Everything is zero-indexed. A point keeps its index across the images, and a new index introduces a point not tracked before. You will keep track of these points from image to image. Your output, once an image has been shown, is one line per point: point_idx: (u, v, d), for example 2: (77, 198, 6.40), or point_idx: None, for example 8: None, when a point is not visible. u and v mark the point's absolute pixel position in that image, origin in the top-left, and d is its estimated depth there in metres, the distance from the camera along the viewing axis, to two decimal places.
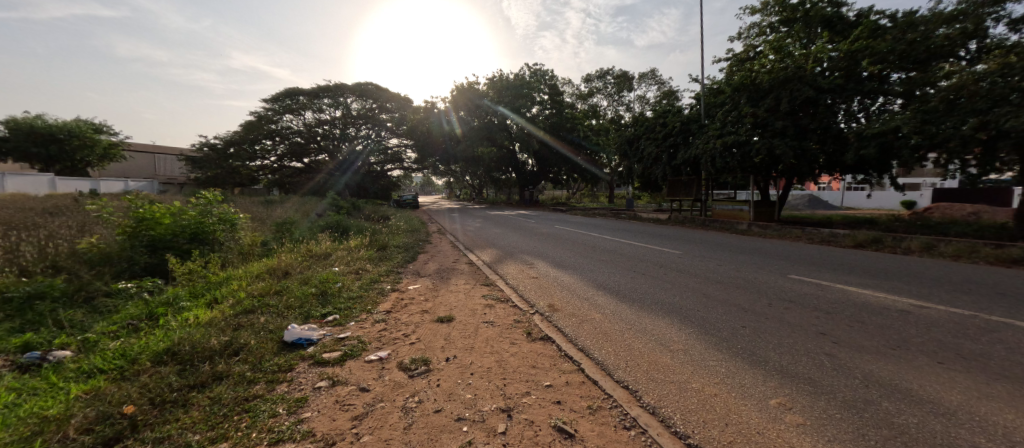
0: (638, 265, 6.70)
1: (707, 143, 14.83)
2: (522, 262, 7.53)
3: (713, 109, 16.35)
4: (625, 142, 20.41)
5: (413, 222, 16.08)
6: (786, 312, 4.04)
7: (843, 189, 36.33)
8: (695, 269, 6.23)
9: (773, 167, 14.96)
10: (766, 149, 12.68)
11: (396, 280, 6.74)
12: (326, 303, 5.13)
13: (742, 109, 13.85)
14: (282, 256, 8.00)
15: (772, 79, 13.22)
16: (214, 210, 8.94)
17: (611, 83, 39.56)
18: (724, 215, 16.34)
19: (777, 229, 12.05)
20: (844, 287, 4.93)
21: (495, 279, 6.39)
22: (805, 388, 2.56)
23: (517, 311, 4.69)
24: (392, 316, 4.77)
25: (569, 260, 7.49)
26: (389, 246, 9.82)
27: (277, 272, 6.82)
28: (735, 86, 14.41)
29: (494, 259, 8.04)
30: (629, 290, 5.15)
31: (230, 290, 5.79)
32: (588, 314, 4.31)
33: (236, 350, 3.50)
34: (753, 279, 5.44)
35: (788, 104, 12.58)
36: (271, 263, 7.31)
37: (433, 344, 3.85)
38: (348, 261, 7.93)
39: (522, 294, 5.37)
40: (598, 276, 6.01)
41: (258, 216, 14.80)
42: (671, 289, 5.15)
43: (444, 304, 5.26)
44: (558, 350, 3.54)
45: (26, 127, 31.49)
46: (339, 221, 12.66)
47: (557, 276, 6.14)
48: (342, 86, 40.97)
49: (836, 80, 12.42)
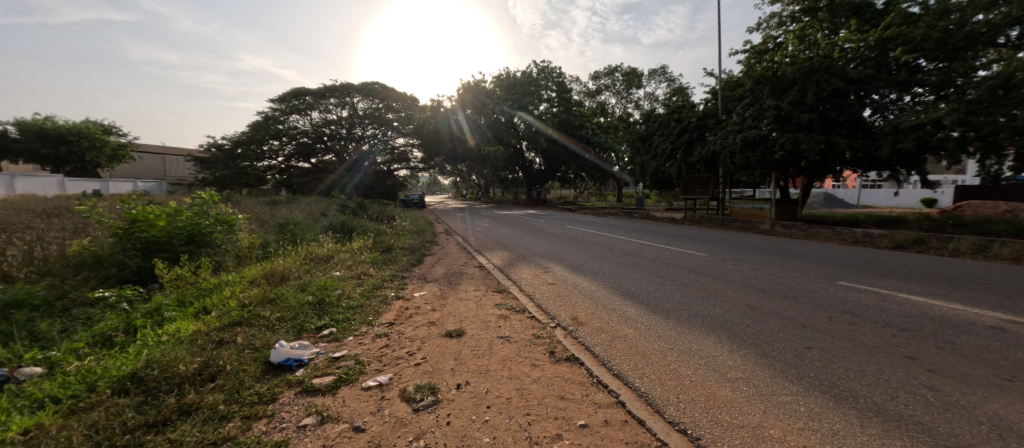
0: (664, 270, 6.13)
1: (726, 139, 14.15)
2: (536, 265, 6.98)
3: (731, 104, 15.66)
4: (637, 139, 19.73)
5: (419, 222, 15.60)
6: (852, 330, 3.47)
7: (859, 187, 35.46)
8: (728, 275, 5.65)
9: (796, 164, 14.25)
10: (791, 144, 11.98)
11: (401, 285, 6.23)
12: (323, 313, 4.63)
13: (764, 102, 13.17)
14: (281, 259, 7.53)
15: (796, 70, 12.54)
16: (211, 210, 8.50)
17: (620, 80, 38.81)
18: (743, 214, 15.65)
19: (804, 229, 11.39)
20: (909, 297, 4.32)
21: (508, 285, 5.86)
22: (921, 439, 1.99)
23: (535, 325, 4.14)
24: (395, 329, 4.25)
25: (586, 263, 6.93)
26: (394, 247, 9.34)
27: (274, 277, 6.34)
28: (756, 79, 13.74)
29: (505, 262, 7.50)
30: (659, 299, 4.60)
31: (222, 299, 5.31)
32: (620, 330, 3.75)
33: (211, 375, 2.98)
34: (800, 287, 4.84)
35: (814, 96, 11.89)
36: (269, 267, 6.84)
37: (442, 366, 3.32)
38: (349, 265, 7.44)
39: (539, 303, 4.83)
40: (623, 282, 5.46)
41: (260, 217, 14.38)
42: (708, 298, 4.59)
43: (453, 315, 4.72)
44: (589, 375, 3.00)
45: (36, 128, 31.53)
46: (343, 221, 12.19)
47: (577, 282, 5.60)
48: (348, 85, 40.73)
49: (866, 70, 11.71)
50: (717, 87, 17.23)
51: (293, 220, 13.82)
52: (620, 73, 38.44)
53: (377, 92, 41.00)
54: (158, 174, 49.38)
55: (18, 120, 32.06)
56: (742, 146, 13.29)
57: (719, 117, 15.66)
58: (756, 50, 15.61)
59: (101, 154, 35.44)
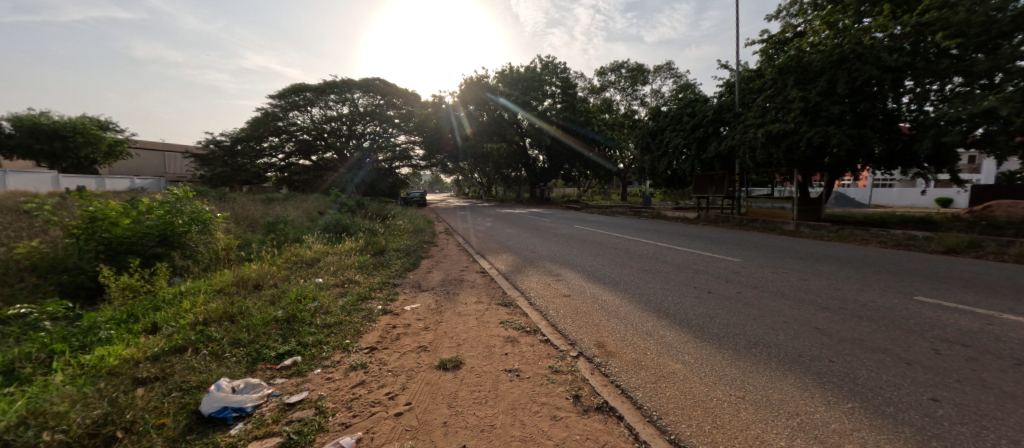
0: (697, 279, 5.28)
1: (746, 133, 13.25)
2: (546, 272, 6.14)
3: (749, 96, 14.75)
4: (648, 134, 18.78)
5: (418, 221, 14.83)
6: (978, 370, 2.62)
7: (871, 186, 34.52)
8: (777, 286, 4.79)
9: (820, 160, 13.31)
10: (820, 138, 11.06)
11: (390, 296, 5.34)
12: (290, 334, 3.78)
13: (789, 93, 12.23)
14: (257, 264, 6.71)
15: (824, 59, 11.62)
16: (185, 208, 7.62)
17: (625, 77, 37.84)
18: (762, 214, 14.70)
19: (835, 230, 10.46)
20: (1021, 320, 3.44)
21: (515, 297, 4.99)
22: None
23: (551, 354, 3.30)
24: (376, 357, 3.40)
25: (604, 270, 6.08)
26: (388, 250, 8.48)
27: (246, 287, 5.53)
28: (779, 69, 12.83)
29: (511, 268, 6.65)
30: (703, 320, 3.75)
31: (177, 313, 4.48)
32: (665, 365, 2.88)
33: (104, 442, 2.17)
34: (873, 305, 3.98)
35: (845, 86, 10.97)
36: (243, 273, 6.03)
37: (431, 420, 2.45)
38: (336, 270, 6.61)
39: (555, 323, 3.98)
40: (651, 295, 4.62)
41: (251, 215, 13.55)
42: (764, 319, 3.72)
43: (450, 337, 3.86)
44: (634, 438, 2.14)
45: (30, 123, 30.80)
46: (337, 221, 11.39)
47: (597, 294, 4.76)
48: (349, 81, 39.94)
49: (902, 58, 10.77)
50: (733, 80, 16.29)
51: (284, 219, 12.98)
52: (625, 69, 37.48)
53: (378, 88, 40.11)
54: (159, 170, 48.85)
55: (11, 115, 31.35)
56: (764, 140, 12.38)
57: (737, 110, 14.72)
58: (775, 40, 14.70)
59: (97, 150, 34.74)
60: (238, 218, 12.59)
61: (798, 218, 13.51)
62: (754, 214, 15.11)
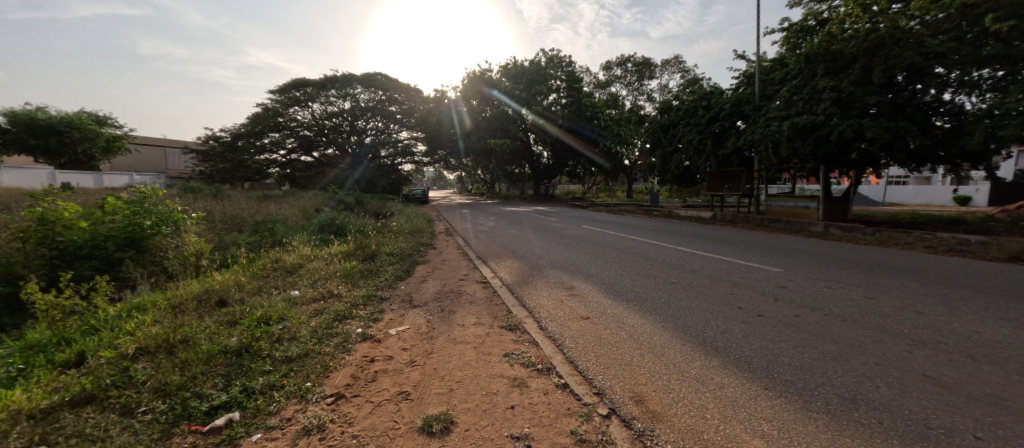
0: (738, 296, 4.45)
1: (769, 127, 12.32)
2: (557, 284, 5.32)
3: (770, 87, 13.81)
4: (659, 129, 17.83)
5: (416, 220, 14.01)
6: None
7: (885, 183, 33.43)
8: (841, 309, 3.93)
9: (848, 156, 12.40)
10: (854, 131, 10.13)
11: (374, 315, 4.50)
12: (237, 375, 2.97)
13: (817, 83, 11.30)
14: (228, 274, 5.93)
15: (858, 45, 10.69)
16: (154, 207, 6.82)
17: (631, 71, 36.87)
18: (783, 214, 13.76)
19: (871, 232, 9.54)
20: None
21: (522, 318, 4.16)
22: None
23: (574, 410, 2.47)
24: (341, 411, 2.58)
25: (624, 282, 5.25)
26: (380, 254, 7.65)
27: (208, 305, 4.75)
28: (806, 57, 11.88)
29: (516, 278, 5.80)
30: (768, 360, 2.90)
31: (112, 339, 3.69)
32: (738, 442, 2.04)
33: None
34: (984, 340, 3.11)
35: (881, 75, 10.06)
36: (210, 285, 5.26)
37: None
38: (317, 280, 5.81)
39: (574, 358, 3.15)
40: (688, 319, 3.80)
41: (239, 214, 12.73)
42: (846, 358, 2.88)
43: (441, 378, 3.03)
44: None
45: (25, 118, 30.16)
46: (329, 221, 10.60)
47: (621, 317, 3.93)
48: (351, 76, 39.15)
49: (947, 43, 9.81)
50: (750, 71, 15.36)
51: (274, 218, 12.17)
52: (631, 63, 36.48)
53: (380, 83, 39.32)
54: (160, 166, 48.30)
55: (6, 111, 30.71)
56: (790, 134, 11.46)
57: (756, 103, 13.78)
58: (796, 28, 13.78)
59: (94, 145, 34.00)
60: (224, 217, 11.76)
61: (824, 218, 12.57)
62: (774, 214, 14.18)
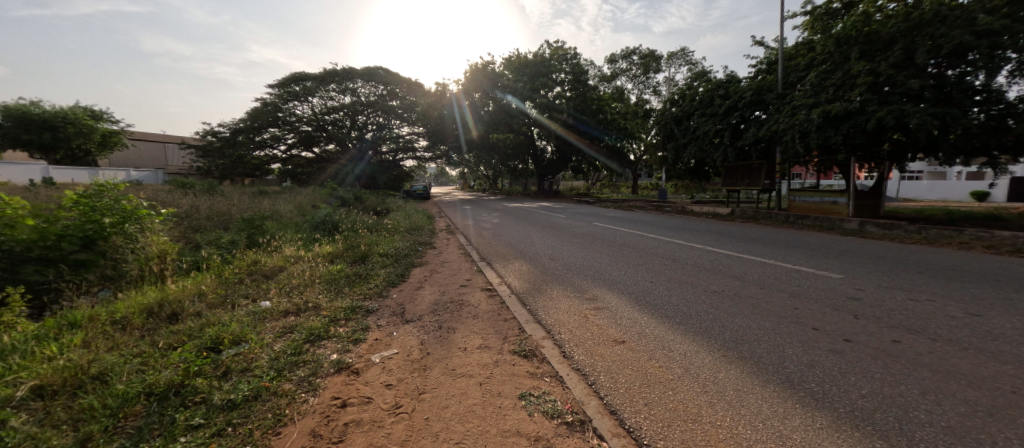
0: (805, 312, 3.59)
1: (796, 115, 11.38)
2: (577, 293, 4.47)
3: (794, 74, 12.87)
4: (671, 121, 16.88)
5: (415, 217, 13.18)
6: None
7: (898, 179, 32.47)
8: (953, 333, 3.05)
9: (881, 147, 11.47)
10: (896, 118, 9.17)
11: (355, 335, 3.63)
12: (150, 436, 2.15)
13: (851, 67, 10.34)
14: (192, 280, 5.10)
15: (899, 24, 9.73)
16: (117, 202, 5.89)
17: (637, 64, 35.80)
18: (808, 210, 12.85)
19: (916, 230, 8.65)
20: None
21: (539, 341, 3.32)
22: None
23: None
24: None
25: (657, 292, 4.40)
26: (372, 255, 6.81)
27: (157, 321, 3.91)
28: (837, 39, 10.93)
29: (528, 285, 4.97)
30: (897, 418, 2.04)
31: (11, 372, 2.83)
32: None
33: None
34: None
35: (925, 57, 9.10)
36: (166, 293, 4.42)
37: None
38: (295, 288, 4.95)
39: (616, 407, 2.31)
40: (755, 346, 2.94)
41: (228, 211, 11.91)
42: (1011, 417, 2.01)
43: (434, 436, 2.19)
44: None
45: (19, 113, 29.38)
46: (321, 218, 9.80)
47: (666, 341, 3.07)
48: (351, 70, 38.31)
49: (1001, 21, 8.84)
50: (771, 58, 14.43)
51: (263, 215, 11.34)
52: (637, 55, 35.38)
53: (381, 77, 38.43)
54: (159, 162, 47.59)
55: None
56: (821, 123, 10.53)
57: (779, 91, 12.84)
58: (821, 10, 12.78)
59: (90, 141, 33.19)
60: (210, 214, 10.94)
61: (855, 214, 11.67)
62: (798, 210, 13.29)
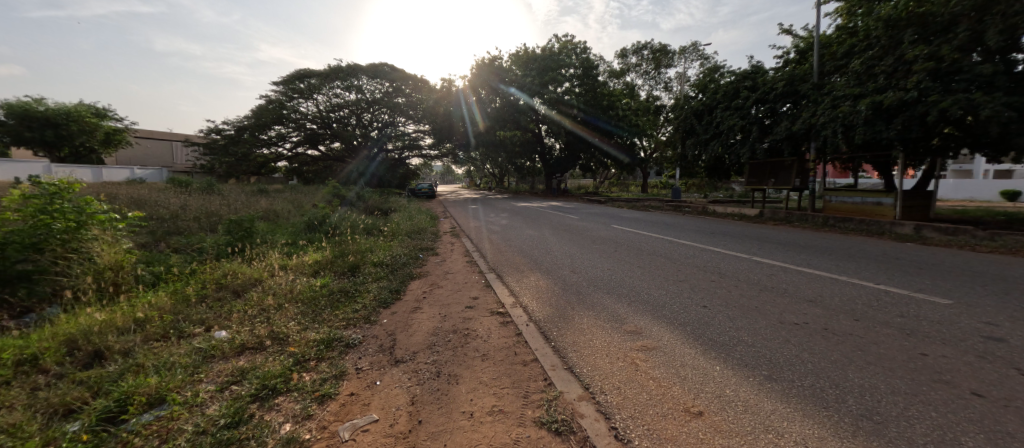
0: (944, 363, 2.57)
1: (838, 107, 10.26)
2: (614, 324, 3.49)
3: (831, 62, 11.71)
4: (692, 115, 15.72)
5: (417, 218, 12.28)
6: None
7: None
8: None
9: (932, 142, 10.32)
10: (962, 109, 8.05)
11: (322, 387, 2.68)
12: None
13: (905, 52, 9.20)
14: (143, 299, 4.19)
15: (962, 2, 8.55)
16: (67, 204, 4.96)
17: (648, 59, 34.46)
18: (846, 211, 11.74)
19: (987, 236, 7.56)
20: None
21: (575, 405, 2.36)
22: None
23: None
24: None
25: (719, 324, 3.39)
26: (364, 266, 5.88)
27: (70, 365, 2.99)
28: (885, 22, 9.79)
29: (550, 310, 4.00)
30: None
31: None
32: None
33: None
34: None
35: (994, 40, 7.99)
36: (96, 320, 3.51)
37: None
38: (261, 312, 3.99)
39: None
40: (909, 431, 1.93)
41: (218, 211, 11.03)
42: None
43: None
44: None
45: (21, 111, 28.81)
46: (313, 221, 8.89)
47: (767, 417, 2.08)
48: (355, 67, 37.31)
49: None
50: (804, 46, 13.24)
51: (255, 216, 10.44)
52: (648, 50, 34.11)
53: (386, 74, 37.48)
54: (164, 160, 47.17)
55: None
56: (870, 115, 9.41)
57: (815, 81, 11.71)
58: None
59: (94, 138, 32.65)
60: (197, 214, 10.06)
61: (902, 217, 10.55)
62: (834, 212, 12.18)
